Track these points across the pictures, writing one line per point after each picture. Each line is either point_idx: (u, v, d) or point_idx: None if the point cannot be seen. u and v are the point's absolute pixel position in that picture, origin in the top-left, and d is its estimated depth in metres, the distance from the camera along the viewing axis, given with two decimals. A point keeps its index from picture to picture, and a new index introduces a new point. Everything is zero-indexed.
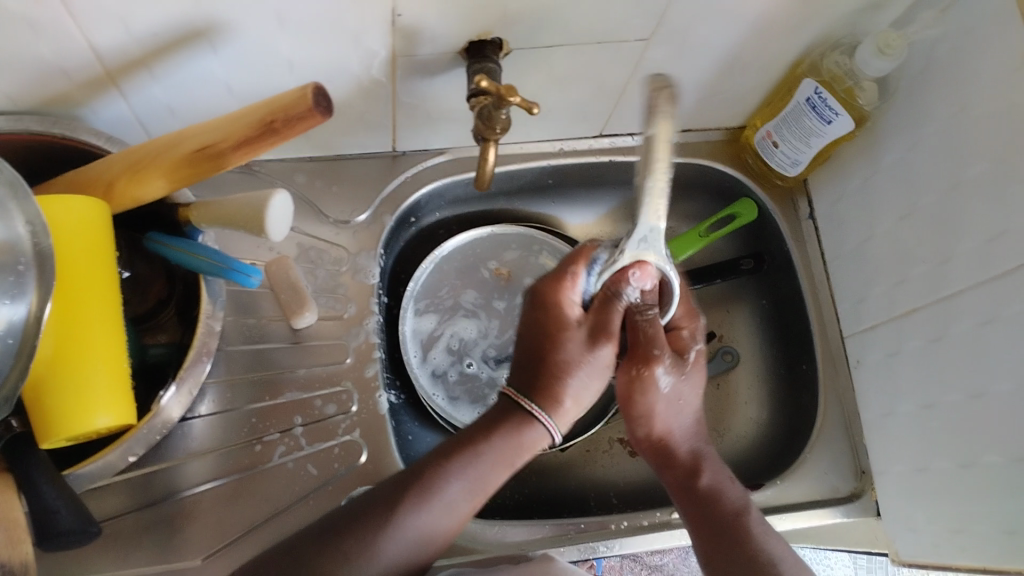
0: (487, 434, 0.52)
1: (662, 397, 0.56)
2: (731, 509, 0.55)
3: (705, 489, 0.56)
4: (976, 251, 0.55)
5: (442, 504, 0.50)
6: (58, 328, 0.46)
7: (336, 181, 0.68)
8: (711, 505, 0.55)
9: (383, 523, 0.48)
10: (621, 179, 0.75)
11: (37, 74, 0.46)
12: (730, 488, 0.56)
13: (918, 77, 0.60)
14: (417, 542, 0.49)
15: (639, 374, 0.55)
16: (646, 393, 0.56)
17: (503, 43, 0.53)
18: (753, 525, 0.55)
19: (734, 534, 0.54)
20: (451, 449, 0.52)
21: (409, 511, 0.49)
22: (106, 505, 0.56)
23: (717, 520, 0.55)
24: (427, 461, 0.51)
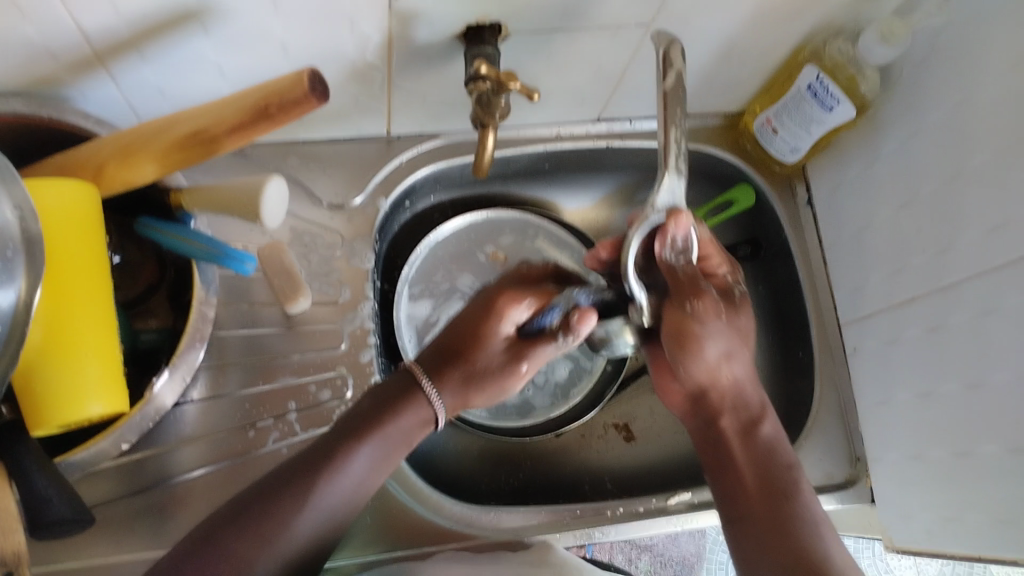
0: (385, 413, 0.53)
1: (722, 329, 0.56)
2: (782, 456, 0.54)
3: (765, 438, 0.55)
4: (976, 242, 0.55)
5: (350, 476, 0.50)
6: (47, 314, 0.45)
7: (330, 164, 0.67)
8: (738, 457, 0.54)
9: (301, 500, 0.48)
10: (619, 164, 0.75)
11: (24, 54, 0.45)
12: (767, 428, 0.55)
13: (921, 64, 0.59)
14: (332, 512, 0.50)
15: (692, 304, 0.55)
16: (707, 322, 0.55)
17: (501, 27, 0.52)
18: (799, 480, 0.52)
19: (780, 495, 0.51)
20: (357, 429, 0.52)
21: (324, 482, 0.49)
22: (96, 491, 0.55)
23: (770, 470, 0.53)
24: (325, 442, 0.51)
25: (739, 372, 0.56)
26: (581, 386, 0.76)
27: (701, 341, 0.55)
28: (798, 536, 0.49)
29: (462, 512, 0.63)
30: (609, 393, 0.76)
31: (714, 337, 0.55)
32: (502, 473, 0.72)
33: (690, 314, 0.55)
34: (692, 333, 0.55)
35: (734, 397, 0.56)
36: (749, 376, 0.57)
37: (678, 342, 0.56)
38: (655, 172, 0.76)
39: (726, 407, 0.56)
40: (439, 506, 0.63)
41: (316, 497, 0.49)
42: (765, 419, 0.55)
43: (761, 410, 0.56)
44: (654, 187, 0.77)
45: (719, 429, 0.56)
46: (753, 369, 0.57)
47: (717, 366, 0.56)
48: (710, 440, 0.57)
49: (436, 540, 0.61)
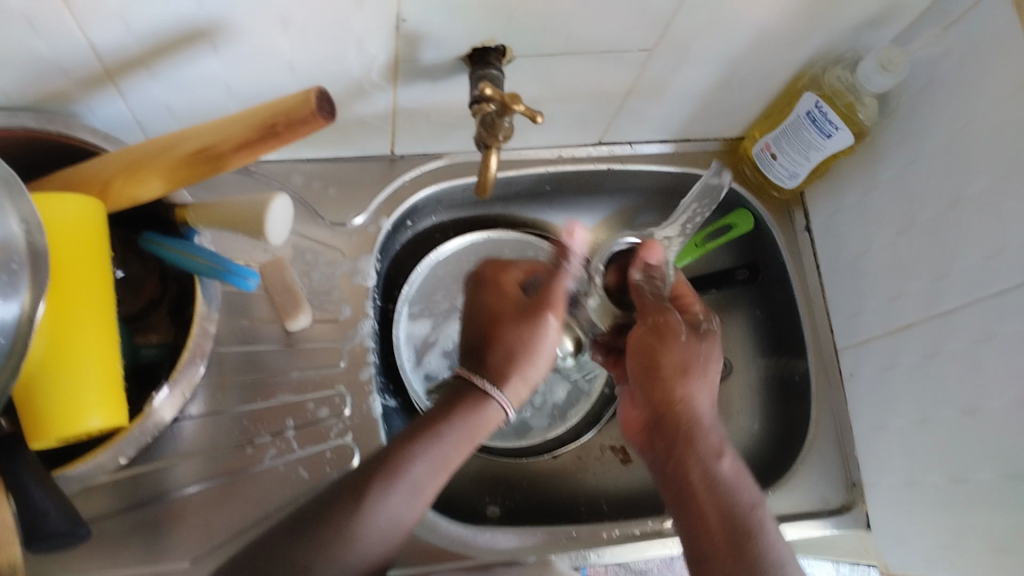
0: (443, 416, 0.52)
1: (685, 349, 0.57)
2: (744, 498, 0.51)
3: (724, 474, 0.52)
4: (973, 268, 0.56)
5: (417, 482, 0.49)
6: (49, 328, 0.45)
7: (333, 183, 0.68)
8: (702, 495, 0.52)
9: (361, 510, 0.47)
10: (619, 187, 0.75)
11: (35, 69, 0.46)
12: (727, 470, 0.53)
13: (919, 93, 0.60)
14: (400, 525, 0.49)
15: (656, 323, 0.59)
16: (669, 341, 0.57)
17: (505, 49, 0.52)
18: (761, 523, 0.50)
19: (742, 535, 0.49)
20: (412, 434, 0.51)
21: (386, 493, 0.48)
22: (92, 505, 0.55)
23: (733, 511, 0.50)
24: (390, 448, 0.50)
25: (693, 413, 0.55)
26: (579, 406, 0.78)
27: (669, 354, 0.57)
28: (743, 564, 0.48)
29: (458, 532, 0.63)
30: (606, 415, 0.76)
31: (688, 364, 0.57)
32: (498, 494, 0.72)
33: (655, 326, 0.59)
34: (659, 362, 0.57)
35: (693, 434, 0.54)
36: (709, 422, 0.55)
37: (648, 364, 0.57)
38: (655, 196, 0.77)
39: (688, 446, 0.54)
40: (433, 525, 0.62)
41: (385, 504, 0.48)
42: (724, 456, 0.53)
43: (720, 453, 0.53)
44: (653, 211, 0.78)
45: (683, 463, 0.53)
46: (710, 414, 0.56)
47: (688, 398, 0.55)
48: (677, 477, 0.53)
49: (431, 560, 0.61)
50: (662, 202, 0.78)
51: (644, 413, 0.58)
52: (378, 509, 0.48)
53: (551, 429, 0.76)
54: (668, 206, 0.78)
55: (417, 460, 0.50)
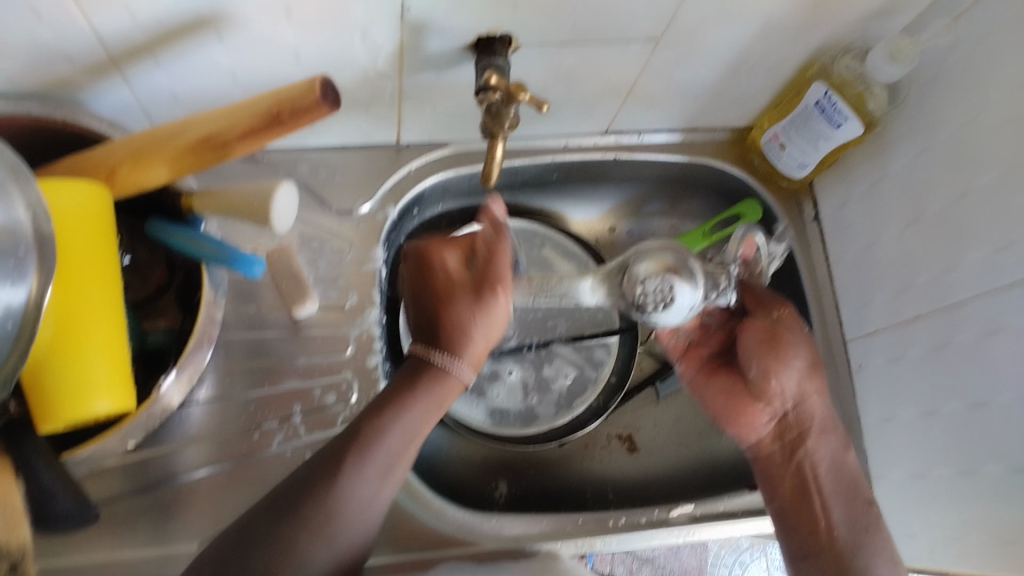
0: (375, 419, 0.52)
1: (801, 343, 0.61)
2: (863, 489, 0.58)
3: (851, 466, 0.59)
4: (982, 260, 0.55)
5: (380, 463, 0.51)
6: (58, 312, 0.46)
7: (340, 170, 0.68)
8: (825, 485, 0.58)
9: (328, 501, 0.49)
10: (628, 177, 0.75)
11: (41, 57, 0.46)
12: (851, 460, 0.59)
13: (929, 83, 0.60)
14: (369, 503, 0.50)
15: (777, 317, 0.62)
16: (785, 337, 0.61)
17: (511, 39, 0.52)
18: (877, 518, 0.56)
19: (863, 531, 0.55)
20: (370, 415, 0.52)
21: (347, 477, 0.49)
22: (102, 488, 0.56)
23: (857, 513, 0.56)
24: (316, 478, 0.49)
25: (827, 407, 0.61)
26: (586, 396, 0.76)
27: (790, 346, 0.61)
28: (873, 564, 0.54)
29: (464, 518, 0.63)
30: (612, 405, 0.75)
31: (800, 357, 0.60)
32: (507, 479, 0.73)
33: (775, 324, 0.61)
34: (786, 347, 0.60)
35: (824, 428, 0.60)
36: (832, 415, 0.61)
37: (769, 347, 0.61)
38: (662, 185, 0.77)
39: (815, 436, 0.59)
40: (439, 512, 0.63)
41: (348, 492, 0.49)
42: (847, 449, 0.59)
43: (846, 446, 0.60)
44: (661, 200, 0.78)
45: (806, 455, 0.59)
46: (833, 409, 0.61)
47: (799, 393, 0.60)
48: (794, 467, 0.59)
49: (437, 546, 0.62)
50: (669, 191, 0.77)
51: (769, 406, 0.61)
52: (343, 496, 0.49)
53: (557, 416, 0.75)
54: (676, 195, 0.78)
55: (383, 433, 0.51)
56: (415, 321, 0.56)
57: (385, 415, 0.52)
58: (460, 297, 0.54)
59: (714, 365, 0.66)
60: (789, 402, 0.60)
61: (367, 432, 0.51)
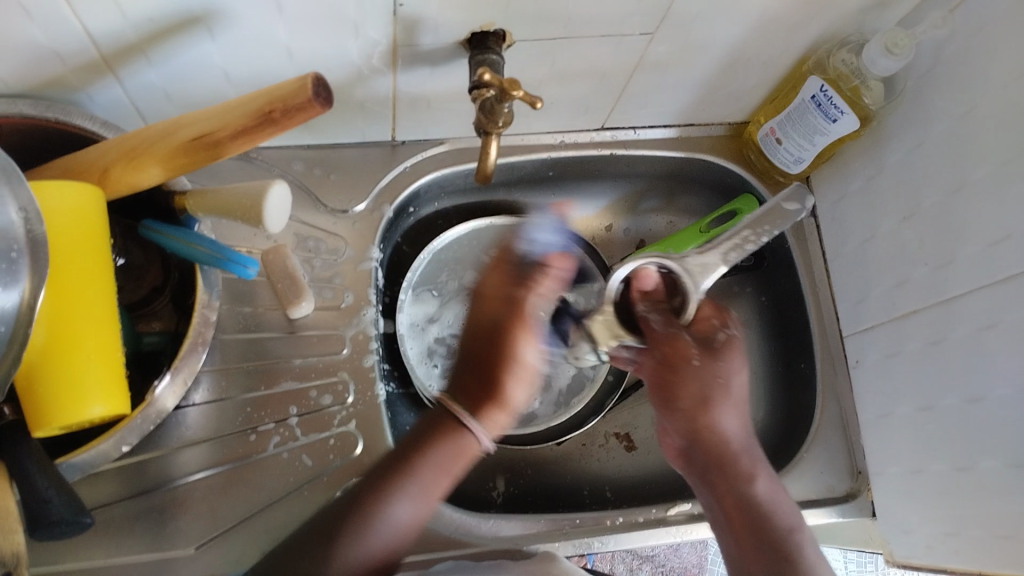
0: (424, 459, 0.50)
1: (697, 374, 0.55)
2: (780, 520, 0.52)
3: (761, 496, 0.53)
4: (978, 254, 0.55)
5: (415, 498, 0.49)
6: (49, 315, 0.45)
7: (335, 169, 0.67)
8: (734, 520, 0.53)
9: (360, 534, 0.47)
10: (624, 173, 0.75)
11: (31, 57, 0.46)
12: (763, 489, 0.54)
13: (925, 76, 0.59)
14: (407, 528, 0.49)
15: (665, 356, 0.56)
16: (680, 371, 0.55)
17: (505, 34, 0.52)
18: (800, 547, 0.51)
19: (778, 563, 0.50)
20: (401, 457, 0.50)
21: (381, 511, 0.48)
22: (98, 492, 0.56)
23: (765, 538, 0.51)
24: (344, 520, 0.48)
25: (743, 433, 0.55)
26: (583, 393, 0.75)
27: (677, 383, 0.55)
28: None
29: (462, 520, 0.63)
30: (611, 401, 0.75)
31: (688, 392, 0.55)
32: (504, 478, 0.72)
33: (685, 362, 0.56)
34: (680, 385, 0.55)
35: (733, 458, 0.54)
36: (747, 441, 0.55)
37: (666, 390, 0.56)
38: (659, 181, 0.76)
39: (722, 467, 0.54)
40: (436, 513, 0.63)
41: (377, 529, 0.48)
42: (761, 477, 0.54)
43: (752, 474, 0.54)
44: (659, 196, 0.78)
45: (714, 488, 0.54)
46: (736, 434, 0.55)
47: (708, 426, 0.54)
48: (708, 497, 0.55)
49: (433, 548, 0.61)
50: (666, 187, 0.77)
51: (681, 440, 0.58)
52: (374, 532, 0.48)
53: (554, 415, 0.74)
54: (672, 191, 0.77)
55: (421, 474, 0.49)
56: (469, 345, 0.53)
57: (427, 456, 0.50)
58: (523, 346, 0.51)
59: None
60: (691, 439, 0.55)
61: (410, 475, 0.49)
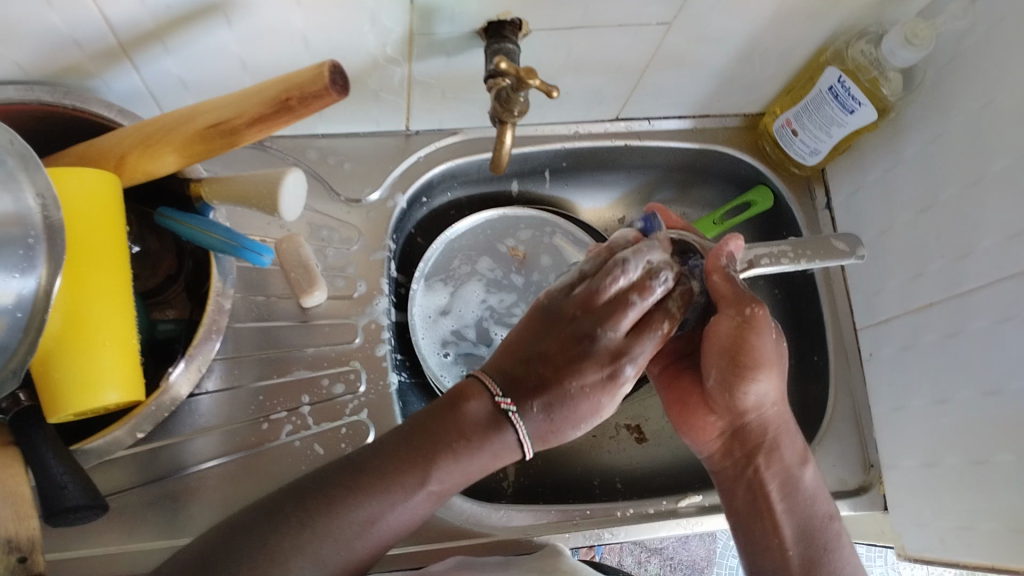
0: (427, 437, 0.47)
1: (759, 356, 0.50)
2: (820, 509, 0.52)
3: (809, 483, 0.53)
4: (996, 247, 0.55)
5: (430, 491, 0.47)
6: (67, 301, 0.46)
7: (349, 158, 0.67)
8: (776, 505, 0.52)
9: (372, 519, 0.45)
10: (638, 164, 0.74)
11: (50, 44, 0.46)
12: (808, 477, 0.53)
13: (945, 67, 0.59)
14: (408, 521, 0.47)
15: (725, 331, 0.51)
16: (741, 352, 0.50)
17: (522, 23, 0.52)
18: (837, 538, 0.51)
19: (817, 547, 0.51)
20: (422, 446, 0.47)
21: (396, 499, 0.46)
22: (112, 478, 0.56)
23: (809, 523, 0.51)
24: (327, 495, 0.45)
25: (788, 416, 0.54)
26: None
27: (746, 372, 0.51)
28: None
29: (473, 510, 0.63)
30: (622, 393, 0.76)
31: (762, 376, 0.51)
32: (515, 468, 0.72)
33: (743, 326, 0.50)
34: (753, 358, 0.50)
35: (781, 440, 0.53)
36: (791, 424, 0.53)
37: (729, 361, 0.51)
38: (673, 173, 0.76)
39: (770, 451, 0.52)
40: (447, 502, 0.63)
41: (388, 517, 0.45)
42: (809, 465, 0.53)
43: (804, 457, 0.53)
44: (672, 187, 0.77)
45: (758, 473, 0.52)
46: (785, 413, 0.53)
47: (763, 402, 0.52)
48: (744, 478, 0.53)
49: (445, 538, 0.62)
50: (679, 179, 0.77)
51: (720, 419, 0.54)
52: (386, 519, 0.45)
53: None
54: (686, 183, 0.77)
55: (443, 468, 0.47)
56: (506, 360, 0.50)
57: (455, 455, 0.47)
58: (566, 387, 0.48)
59: (679, 369, 0.58)
60: (747, 418, 0.52)
61: (404, 455, 0.47)
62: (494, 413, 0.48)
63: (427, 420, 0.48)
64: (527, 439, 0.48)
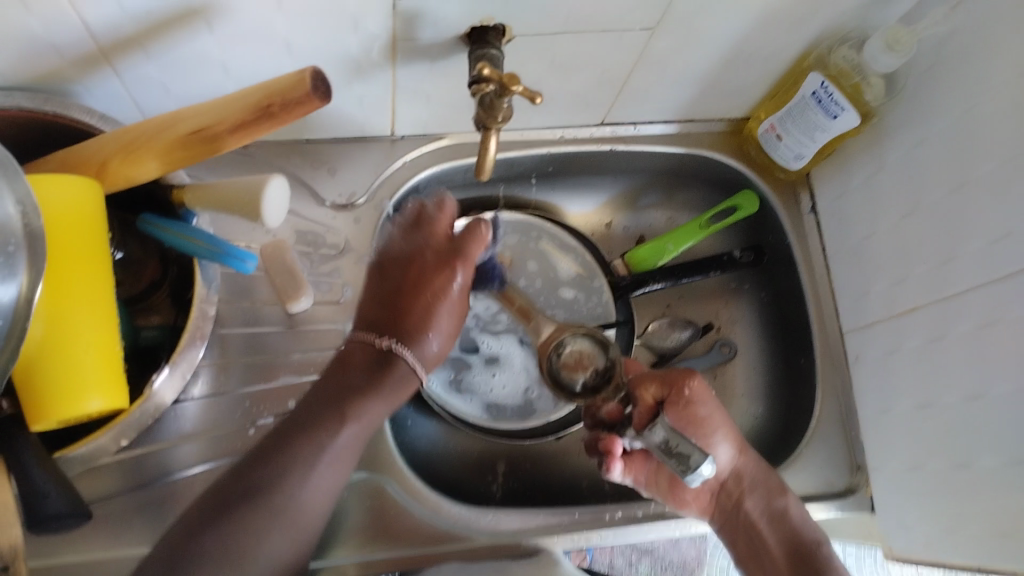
0: (357, 384, 0.52)
1: (707, 422, 0.60)
2: (810, 535, 0.58)
3: (790, 515, 0.59)
4: (978, 251, 0.55)
5: (353, 428, 0.51)
6: (48, 310, 0.45)
7: (334, 163, 0.67)
8: (767, 537, 0.59)
9: (310, 467, 0.49)
10: (624, 168, 0.75)
11: (31, 51, 0.46)
12: (792, 509, 0.60)
13: (926, 73, 0.59)
14: (335, 484, 0.51)
15: (687, 396, 0.60)
16: (698, 415, 0.60)
17: (505, 28, 0.51)
18: (828, 557, 0.57)
19: (814, 574, 0.56)
20: (331, 396, 0.52)
21: (324, 441, 0.50)
22: (96, 485, 0.56)
23: (801, 549, 0.58)
24: (258, 453, 0.49)
25: (757, 461, 0.61)
26: None
27: (706, 426, 0.60)
28: None
29: (459, 514, 0.63)
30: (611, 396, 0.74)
31: (722, 430, 0.60)
32: (504, 471, 0.72)
33: (689, 402, 0.60)
34: (705, 428, 0.60)
35: (756, 482, 0.60)
36: (762, 465, 0.61)
37: (692, 431, 0.60)
38: (659, 177, 0.76)
39: (752, 492, 0.60)
40: (434, 506, 0.63)
41: (321, 468, 0.49)
42: (788, 499, 0.60)
43: (783, 491, 0.60)
44: (658, 191, 0.78)
45: (747, 514, 0.60)
46: (762, 458, 0.62)
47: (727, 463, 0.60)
48: (742, 526, 0.60)
49: (431, 541, 0.61)
50: (665, 183, 0.77)
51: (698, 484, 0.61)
52: (321, 463, 0.49)
53: (552, 410, 0.73)
54: (671, 186, 0.78)
55: (359, 408, 0.52)
56: (373, 313, 0.55)
57: (370, 393, 0.52)
58: (420, 316, 0.54)
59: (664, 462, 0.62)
60: (724, 476, 0.60)
61: (322, 401, 0.52)
62: (381, 357, 0.53)
63: (324, 380, 0.53)
64: (415, 364, 0.54)
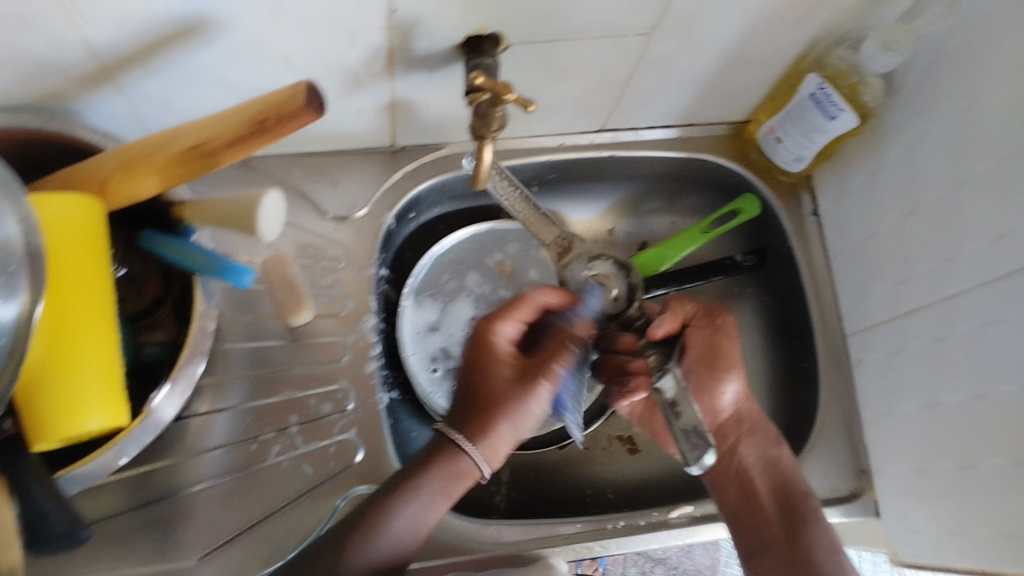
0: (428, 459, 0.54)
1: (730, 355, 0.61)
2: (799, 485, 0.60)
3: (783, 463, 0.61)
4: (980, 248, 0.55)
5: (422, 494, 0.53)
6: (48, 330, 0.45)
7: (336, 176, 0.67)
8: (761, 486, 0.60)
9: (366, 537, 0.51)
10: (625, 174, 0.75)
11: (30, 68, 0.46)
12: (785, 458, 0.61)
13: (924, 71, 0.59)
14: (419, 526, 0.53)
15: (718, 325, 0.62)
16: (722, 346, 0.61)
17: (500, 37, 0.51)
18: (816, 506, 0.59)
19: (802, 523, 0.57)
20: (406, 470, 0.54)
21: (391, 510, 0.52)
22: (99, 504, 0.56)
23: (792, 497, 0.59)
24: (338, 523, 0.52)
25: (758, 410, 0.63)
26: None
27: (727, 358, 0.61)
28: (823, 547, 0.56)
29: (464, 526, 0.62)
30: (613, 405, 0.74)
31: (739, 370, 0.62)
32: (507, 482, 0.72)
33: (717, 334, 0.62)
34: (724, 361, 0.61)
35: (756, 429, 0.62)
36: (762, 416, 0.63)
37: (709, 364, 0.61)
38: (661, 182, 0.76)
39: (750, 439, 0.61)
40: (437, 519, 0.62)
41: (387, 527, 0.51)
42: (783, 451, 0.61)
43: (778, 442, 0.62)
44: (660, 196, 0.78)
45: (742, 460, 0.61)
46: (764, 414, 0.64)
47: (733, 401, 0.62)
48: (735, 473, 0.61)
49: (433, 554, 0.61)
50: (666, 188, 0.77)
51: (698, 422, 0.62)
52: (385, 527, 0.51)
53: None
54: (673, 192, 0.77)
55: (419, 481, 0.53)
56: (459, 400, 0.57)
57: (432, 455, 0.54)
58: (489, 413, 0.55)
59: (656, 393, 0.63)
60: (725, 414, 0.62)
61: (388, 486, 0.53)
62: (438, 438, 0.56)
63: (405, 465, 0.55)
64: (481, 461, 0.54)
